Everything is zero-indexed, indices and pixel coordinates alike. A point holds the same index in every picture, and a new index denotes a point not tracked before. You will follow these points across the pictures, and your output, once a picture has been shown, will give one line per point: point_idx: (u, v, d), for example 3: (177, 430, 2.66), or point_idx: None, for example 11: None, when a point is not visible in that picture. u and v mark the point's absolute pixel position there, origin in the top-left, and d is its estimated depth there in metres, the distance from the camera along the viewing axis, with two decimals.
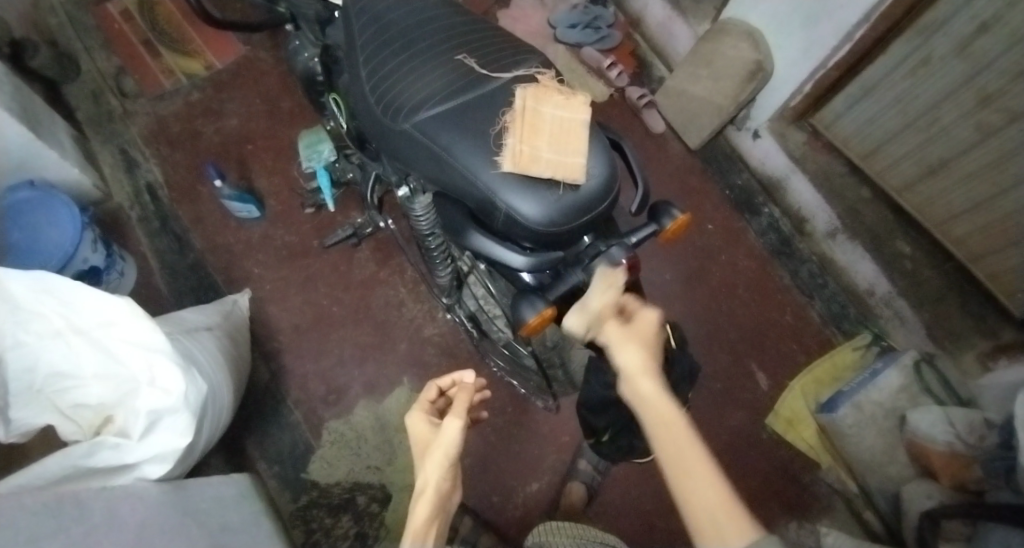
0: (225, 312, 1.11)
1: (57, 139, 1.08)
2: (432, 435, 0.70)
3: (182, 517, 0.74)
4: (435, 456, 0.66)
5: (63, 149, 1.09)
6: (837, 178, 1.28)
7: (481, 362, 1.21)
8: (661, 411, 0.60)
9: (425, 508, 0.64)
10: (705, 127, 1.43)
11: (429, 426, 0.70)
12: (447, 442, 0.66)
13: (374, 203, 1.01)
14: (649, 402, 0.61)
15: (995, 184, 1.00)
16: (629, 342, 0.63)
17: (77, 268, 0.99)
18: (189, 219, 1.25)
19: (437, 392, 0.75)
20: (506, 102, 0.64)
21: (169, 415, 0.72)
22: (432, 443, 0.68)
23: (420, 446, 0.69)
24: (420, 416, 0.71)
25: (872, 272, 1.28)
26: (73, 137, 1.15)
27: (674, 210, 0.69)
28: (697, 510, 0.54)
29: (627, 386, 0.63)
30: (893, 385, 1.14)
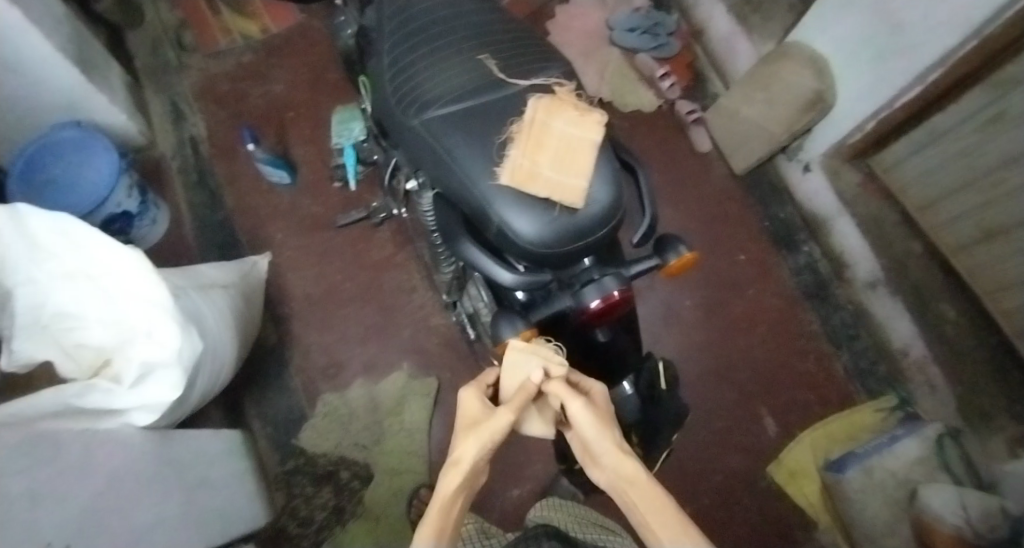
0: (244, 271, 1.14)
1: (109, 84, 1.12)
2: (483, 412, 0.48)
3: (158, 466, 0.77)
4: (483, 429, 0.44)
5: (114, 94, 1.13)
6: (888, 228, 1.19)
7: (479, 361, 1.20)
8: (639, 486, 0.40)
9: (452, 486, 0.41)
10: (753, 152, 1.37)
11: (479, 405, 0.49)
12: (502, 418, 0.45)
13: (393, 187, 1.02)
14: (624, 477, 0.41)
15: None
16: (600, 418, 0.45)
17: (108, 212, 1.03)
18: (224, 176, 1.29)
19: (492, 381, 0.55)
20: (518, 111, 0.62)
21: (161, 367, 0.74)
22: (479, 420, 0.46)
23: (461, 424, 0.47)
24: (473, 391, 0.50)
25: (908, 332, 1.20)
26: (126, 83, 1.20)
27: (682, 247, 0.65)
28: None
29: (602, 470, 0.43)
30: (911, 455, 1.08)
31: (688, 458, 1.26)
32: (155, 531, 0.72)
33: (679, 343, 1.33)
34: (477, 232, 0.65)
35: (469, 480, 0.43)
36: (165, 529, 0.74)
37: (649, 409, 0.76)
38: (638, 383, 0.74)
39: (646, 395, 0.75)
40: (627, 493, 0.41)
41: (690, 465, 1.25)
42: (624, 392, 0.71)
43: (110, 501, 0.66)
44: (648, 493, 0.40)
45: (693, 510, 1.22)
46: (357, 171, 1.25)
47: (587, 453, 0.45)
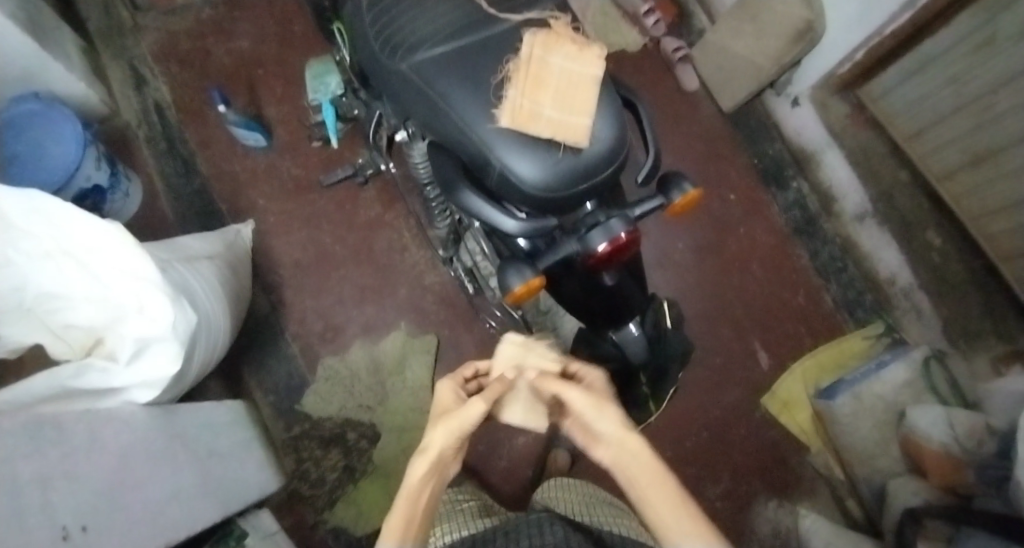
0: (228, 241, 1.11)
1: (63, 51, 1.04)
2: (455, 402, 0.52)
3: (166, 442, 0.77)
4: (451, 419, 0.48)
5: (70, 60, 1.05)
6: (876, 158, 1.20)
7: (477, 316, 1.20)
8: (644, 462, 0.42)
9: (420, 471, 0.45)
10: (739, 89, 1.34)
11: (456, 394, 0.54)
12: (468, 411, 0.49)
13: (378, 142, 0.99)
14: (634, 456, 0.42)
15: None
16: (597, 399, 0.48)
17: (79, 186, 0.98)
18: (197, 141, 1.25)
19: (472, 372, 0.61)
20: (511, 49, 0.59)
21: (156, 343, 0.72)
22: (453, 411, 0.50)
23: (436, 412, 0.52)
24: (449, 384, 0.55)
25: (896, 261, 1.22)
26: (81, 48, 1.12)
27: (686, 184, 0.64)
28: None
29: (606, 445, 0.44)
30: (898, 379, 1.12)
31: (685, 396, 1.29)
32: (171, 504, 0.72)
33: (672, 285, 1.34)
34: (476, 179, 0.62)
35: (437, 467, 0.47)
36: (180, 502, 0.74)
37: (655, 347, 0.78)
38: (645, 325, 0.77)
39: (652, 334, 0.78)
40: (634, 478, 0.41)
41: (688, 403, 1.29)
42: (630, 333, 0.74)
43: (122, 477, 0.66)
44: (646, 464, 0.41)
45: (692, 446, 1.26)
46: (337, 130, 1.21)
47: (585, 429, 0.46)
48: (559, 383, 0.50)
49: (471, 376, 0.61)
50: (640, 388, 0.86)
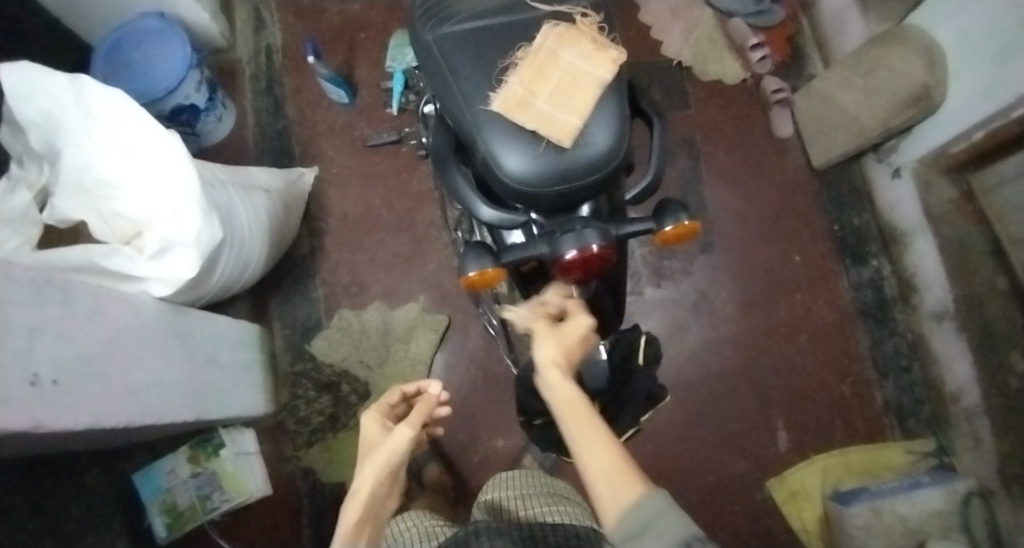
0: (290, 180, 1.19)
1: None
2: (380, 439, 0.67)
3: (164, 337, 0.84)
4: (378, 457, 0.62)
5: None
6: (972, 255, 1.03)
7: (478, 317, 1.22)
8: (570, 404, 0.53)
9: (354, 511, 0.57)
10: (837, 143, 1.22)
11: (380, 429, 0.70)
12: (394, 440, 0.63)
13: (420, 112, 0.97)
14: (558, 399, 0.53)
15: None
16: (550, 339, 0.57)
17: (177, 101, 1.09)
18: (291, 88, 1.35)
19: (399, 397, 0.79)
20: (528, 40, 0.63)
21: (179, 248, 0.79)
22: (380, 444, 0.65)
23: (367, 446, 0.67)
24: (374, 416, 0.71)
25: (967, 376, 1.06)
26: None
27: (682, 214, 0.61)
28: (593, 473, 0.48)
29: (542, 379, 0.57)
30: (929, 506, 0.98)
31: (686, 452, 1.21)
32: (145, 391, 0.78)
33: (704, 334, 1.26)
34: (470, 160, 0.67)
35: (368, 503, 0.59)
36: (155, 392, 0.80)
37: (618, 381, 0.78)
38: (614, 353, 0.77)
39: (618, 367, 0.77)
40: (564, 413, 0.53)
41: (683, 460, 1.20)
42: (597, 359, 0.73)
43: (108, 351, 0.73)
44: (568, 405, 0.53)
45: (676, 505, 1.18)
46: (400, 98, 1.30)
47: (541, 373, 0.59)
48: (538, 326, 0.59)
49: (399, 400, 0.79)
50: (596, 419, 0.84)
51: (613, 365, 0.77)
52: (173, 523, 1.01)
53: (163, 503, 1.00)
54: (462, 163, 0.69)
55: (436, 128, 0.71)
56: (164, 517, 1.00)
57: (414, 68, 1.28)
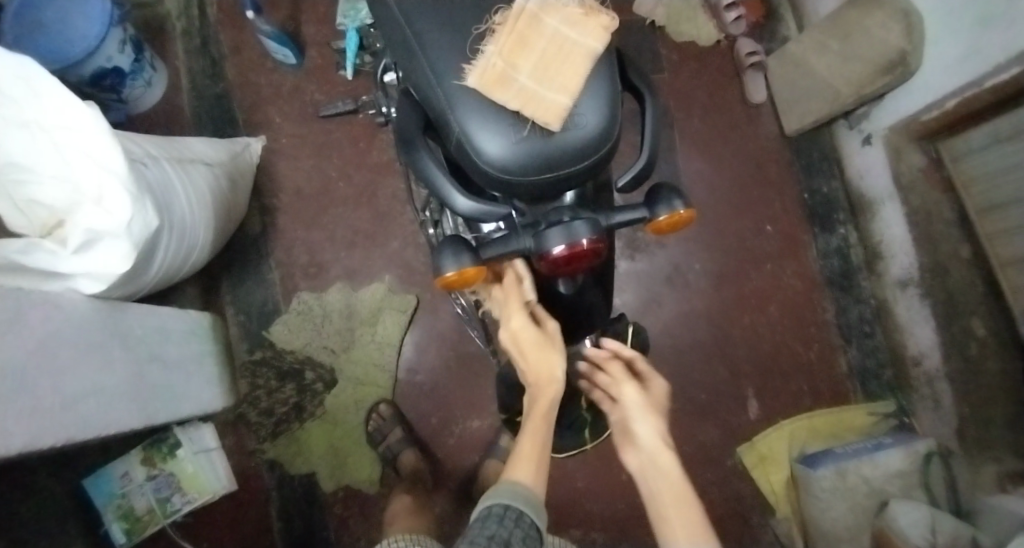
0: (233, 152, 1.08)
1: None
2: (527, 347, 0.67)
3: (99, 337, 0.75)
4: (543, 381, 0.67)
5: None
6: (938, 223, 1.04)
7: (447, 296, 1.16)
8: (665, 474, 0.67)
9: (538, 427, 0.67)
10: (809, 112, 1.21)
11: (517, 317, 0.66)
12: (551, 355, 0.67)
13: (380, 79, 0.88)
14: (655, 464, 0.68)
15: None
16: (647, 409, 0.71)
17: (98, 65, 0.95)
18: (229, 47, 1.22)
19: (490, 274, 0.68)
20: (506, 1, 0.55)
21: (107, 239, 0.68)
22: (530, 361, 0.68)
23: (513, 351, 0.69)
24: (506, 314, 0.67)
25: (928, 340, 1.09)
26: None
27: (677, 201, 0.56)
28: (674, 536, 0.62)
29: (639, 452, 0.70)
30: (891, 467, 1.03)
31: None
32: (82, 399, 0.69)
33: (676, 307, 1.25)
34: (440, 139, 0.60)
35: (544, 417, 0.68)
36: (95, 401, 0.71)
37: None
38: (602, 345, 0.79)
39: None
40: (647, 483, 0.68)
41: None
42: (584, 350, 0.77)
43: (38, 361, 0.63)
44: (665, 474, 0.67)
45: None
46: (355, 61, 1.19)
47: (629, 436, 0.71)
48: (625, 386, 0.73)
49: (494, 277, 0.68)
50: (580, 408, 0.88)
51: None
52: (132, 528, 0.93)
53: (117, 509, 0.92)
54: (431, 146, 0.61)
55: (399, 102, 0.63)
56: (120, 523, 0.93)
57: (368, 25, 1.16)
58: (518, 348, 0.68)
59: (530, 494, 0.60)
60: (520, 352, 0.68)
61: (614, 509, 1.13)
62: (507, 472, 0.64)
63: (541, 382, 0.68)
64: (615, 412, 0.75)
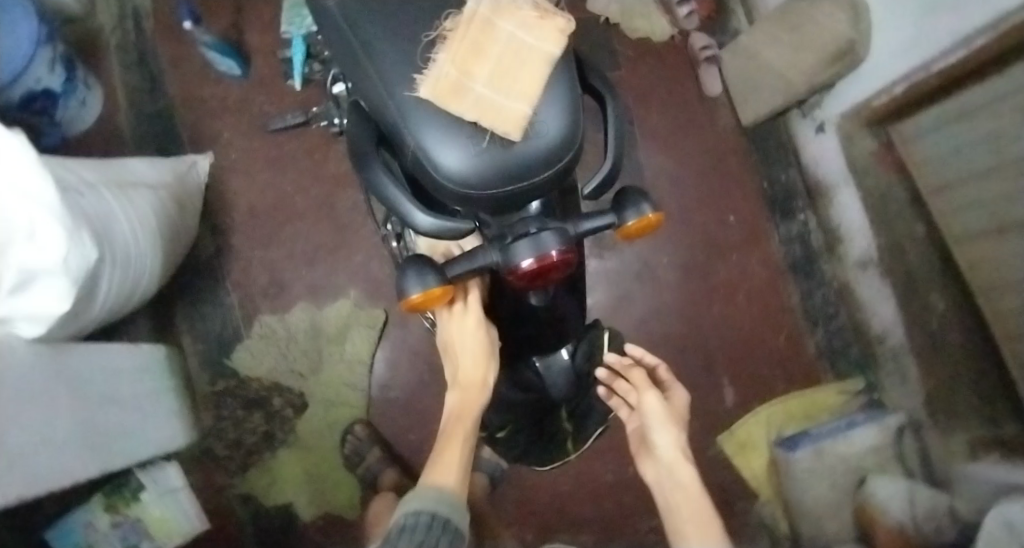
0: (178, 172, 1.02)
1: None
2: (459, 343, 0.70)
3: (46, 383, 0.68)
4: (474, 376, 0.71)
5: None
6: (892, 203, 1.07)
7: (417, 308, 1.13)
8: (682, 485, 0.69)
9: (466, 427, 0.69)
10: (763, 102, 1.23)
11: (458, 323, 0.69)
12: (487, 364, 0.71)
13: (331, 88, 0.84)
14: (672, 473, 0.71)
15: None
16: (667, 419, 0.73)
17: (28, 87, 0.88)
18: (168, 59, 1.16)
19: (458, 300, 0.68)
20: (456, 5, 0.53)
21: (44, 276, 0.62)
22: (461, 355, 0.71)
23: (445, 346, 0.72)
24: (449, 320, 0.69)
25: (891, 317, 1.12)
26: None
27: (645, 205, 0.55)
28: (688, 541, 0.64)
29: (656, 461, 0.72)
30: (866, 443, 1.05)
31: None
32: (33, 450, 0.62)
33: (647, 302, 1.25)
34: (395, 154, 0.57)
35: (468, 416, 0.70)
36: (47, 453, 0.65)
37: (582, 384, 0.81)
38: (577, 355, 0.78)
39: (582, 369, 0.79)
40: (663, 491, 0.71)
41: None
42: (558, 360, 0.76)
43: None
44: (683, 484, 0.69)
45: None
46: (303, 71, 1.14)
47: (649, 444, 0.73)
48: (648, 395, 0.74)
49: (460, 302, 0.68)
50: (560, 418, 0.89)
51: (577, 368, 0.78)
52: None
53: None
54: (387, 160, 0.58)
55: (350, 118, 0.60)
56: None
57: (315, 33, 1.11)
58: (454, 352, 0.71)
59: (450, 492, 0.60)
60: (457, 356, 0.71)
61: (600, 510, 1.12)
62: (425, 475, 0.63)
63: (471, 387, 0.72)
64: (634, 418, 0.77)
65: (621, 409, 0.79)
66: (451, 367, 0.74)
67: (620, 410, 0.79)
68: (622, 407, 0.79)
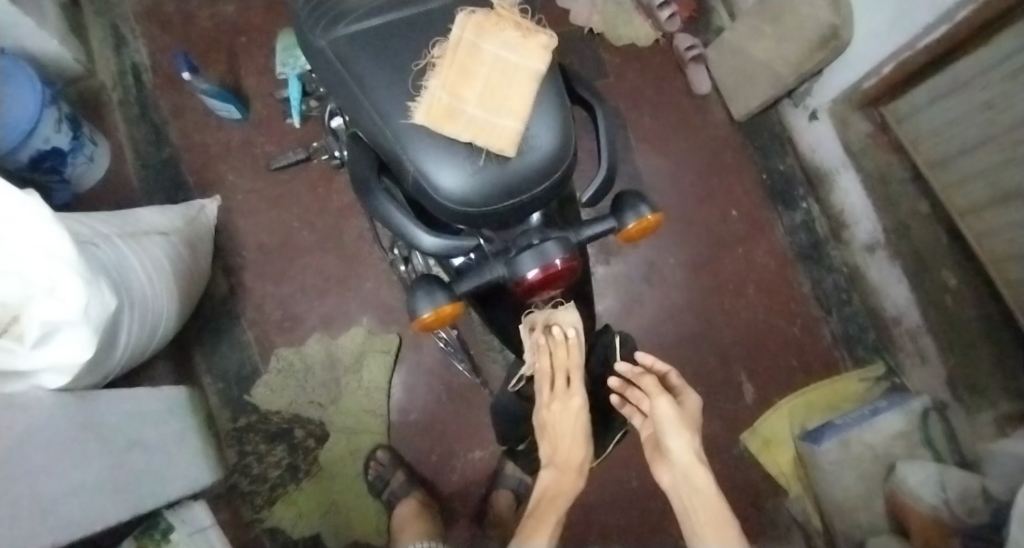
0: (188, 217, 1.04)
1: (38, 5, 1.00)
2: (558, 420, 0.67)
3: (73, 431, 0.69)
4: (569, 462, 0.68)
5: (44, 16, 1.01)
6: (894, 184, 1.07)
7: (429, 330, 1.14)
8: (701, 492, 0.66)
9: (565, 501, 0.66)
10: (754, 97, 1.24)
11: (562, 406, 0.67)
12: (584, 448, 0.68)
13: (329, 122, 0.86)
14: (687, 477, 0.67)
15: None
16: (681, 423, 0.69)
17: (36, 148, 0.92)
18: (170, 109, 1.19)
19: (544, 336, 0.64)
20: (441, 32, 0.54)
21: (66, 327, 0.64)
22: (559, 434, 0.68)
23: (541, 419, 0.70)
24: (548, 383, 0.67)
25: (905, 299, 1.10)
26: (59, 4, 1.08)
27: (643, 207, 0.56)
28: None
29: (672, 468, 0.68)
30: (892, 429, 1.03)
31: None
32: (63, 499, 0.63)
33: (658, 304, 1.25)
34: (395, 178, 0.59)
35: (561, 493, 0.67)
36: (79, 500, 0.66)
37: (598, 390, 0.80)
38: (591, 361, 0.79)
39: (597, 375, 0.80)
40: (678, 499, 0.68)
41: None
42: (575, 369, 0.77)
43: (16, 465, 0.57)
44: (701, 490, 0.66)
45: None
46: (300, 108, 1.17)
47: (663, 451, 0.69)
48: (659, 397, 0.70)
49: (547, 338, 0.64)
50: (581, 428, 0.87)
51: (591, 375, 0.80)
52: None
53: None
54: (388, 185, 0.59)
55: (348, 149, 0.61)
56: None
57: (309, 71, 1.13)
58: (552, 433, 0.68)
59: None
60: (555, 437, 0.68)
61: (629, 517, 1.11)
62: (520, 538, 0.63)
63: (567, 469, 0.68)
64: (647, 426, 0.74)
65: (634, 416, 0.77)
66: (546, 448, 0.70)
67: (634, 418, 0.76)
68: (636, 415, 0.76)
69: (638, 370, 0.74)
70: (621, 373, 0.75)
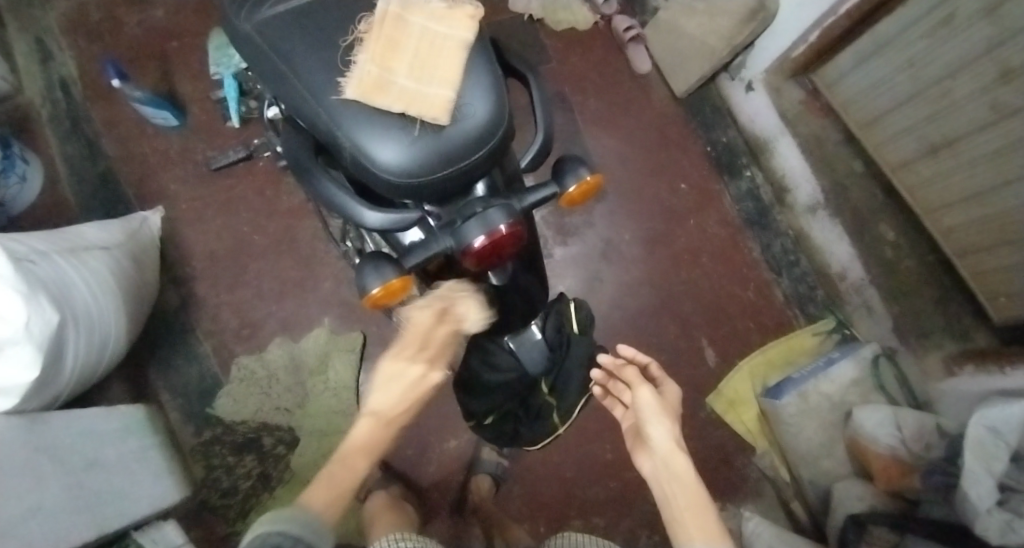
0: (131, 230, 1.01)
1: None
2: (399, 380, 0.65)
3: (27, 456, 0.66)
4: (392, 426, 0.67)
5: None
6: (829, 147, 1.12)
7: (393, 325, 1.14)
8: (681, 478, 0.65)
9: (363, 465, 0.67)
10: (692, 73, 1.28)
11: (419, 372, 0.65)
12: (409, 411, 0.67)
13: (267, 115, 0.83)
14: (666, 465, 0.67)
15: (987, 179, 0.84)
16: (662, 412, 0.70)
17: None
18: (102, 121, 1.15)
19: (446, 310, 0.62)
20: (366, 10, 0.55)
21: (6, 347, 0.61)
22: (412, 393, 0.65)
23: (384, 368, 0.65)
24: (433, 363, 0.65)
25: (848, 255, 1.14)
26: None
27: (582, 169, 0.57)
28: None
29: (653, 457, 0.69)
30: (845, 377, 1.08)
31: None
32: (22, 522, 0.61)
33: (619, 280, 1.28)
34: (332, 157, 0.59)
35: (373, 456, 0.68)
36: (43, 522, 0.64)
37: (557, 354, 0.85)
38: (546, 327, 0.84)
39: (553, 340, 0.85)
40: (659, 492, 0.67)
41: None
42: (533, 336, 0.82)
43: None
44: (681, 481, 0.65)
45: None
46: (239, 108, 1.15)
47: (644, 438, 0.70)
48: (642, 387, 0.72)
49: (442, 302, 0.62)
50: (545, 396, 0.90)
51: (549, 340, 0.84)
52: None
53: None
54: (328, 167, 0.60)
55: (284, 133, 0.61)
56: None
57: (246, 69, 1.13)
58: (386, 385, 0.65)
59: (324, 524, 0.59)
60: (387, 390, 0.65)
61: (608, 489, 1.13)
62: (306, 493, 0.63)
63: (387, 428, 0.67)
64: (629, 418, 0.76)
65: (617, 407, 0.79)
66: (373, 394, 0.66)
67: (616, 410, 0.79)
68: (618, 405, 0.79)
69: (620, 362, 0.76)
70: (602, 365, 0.78)
